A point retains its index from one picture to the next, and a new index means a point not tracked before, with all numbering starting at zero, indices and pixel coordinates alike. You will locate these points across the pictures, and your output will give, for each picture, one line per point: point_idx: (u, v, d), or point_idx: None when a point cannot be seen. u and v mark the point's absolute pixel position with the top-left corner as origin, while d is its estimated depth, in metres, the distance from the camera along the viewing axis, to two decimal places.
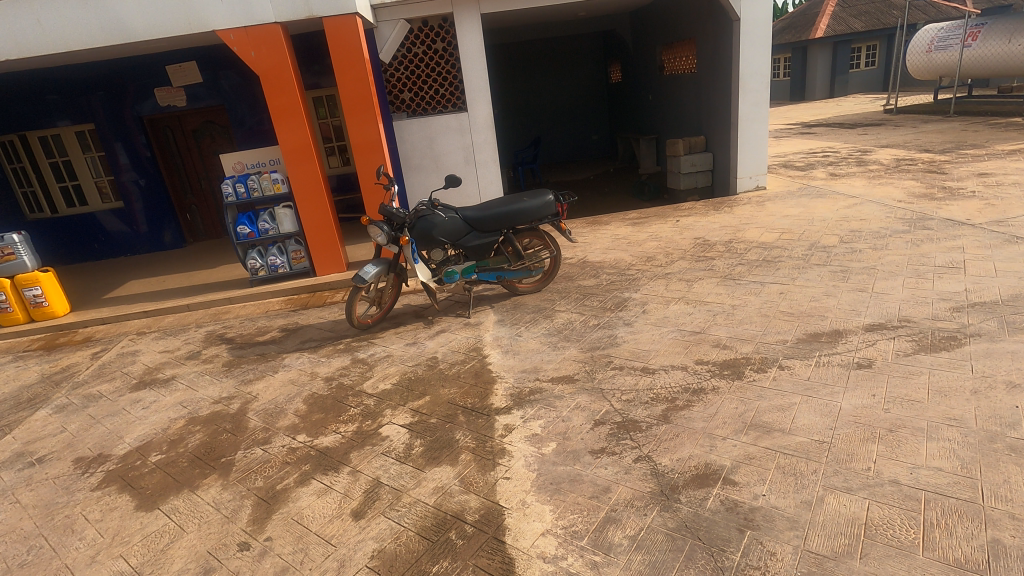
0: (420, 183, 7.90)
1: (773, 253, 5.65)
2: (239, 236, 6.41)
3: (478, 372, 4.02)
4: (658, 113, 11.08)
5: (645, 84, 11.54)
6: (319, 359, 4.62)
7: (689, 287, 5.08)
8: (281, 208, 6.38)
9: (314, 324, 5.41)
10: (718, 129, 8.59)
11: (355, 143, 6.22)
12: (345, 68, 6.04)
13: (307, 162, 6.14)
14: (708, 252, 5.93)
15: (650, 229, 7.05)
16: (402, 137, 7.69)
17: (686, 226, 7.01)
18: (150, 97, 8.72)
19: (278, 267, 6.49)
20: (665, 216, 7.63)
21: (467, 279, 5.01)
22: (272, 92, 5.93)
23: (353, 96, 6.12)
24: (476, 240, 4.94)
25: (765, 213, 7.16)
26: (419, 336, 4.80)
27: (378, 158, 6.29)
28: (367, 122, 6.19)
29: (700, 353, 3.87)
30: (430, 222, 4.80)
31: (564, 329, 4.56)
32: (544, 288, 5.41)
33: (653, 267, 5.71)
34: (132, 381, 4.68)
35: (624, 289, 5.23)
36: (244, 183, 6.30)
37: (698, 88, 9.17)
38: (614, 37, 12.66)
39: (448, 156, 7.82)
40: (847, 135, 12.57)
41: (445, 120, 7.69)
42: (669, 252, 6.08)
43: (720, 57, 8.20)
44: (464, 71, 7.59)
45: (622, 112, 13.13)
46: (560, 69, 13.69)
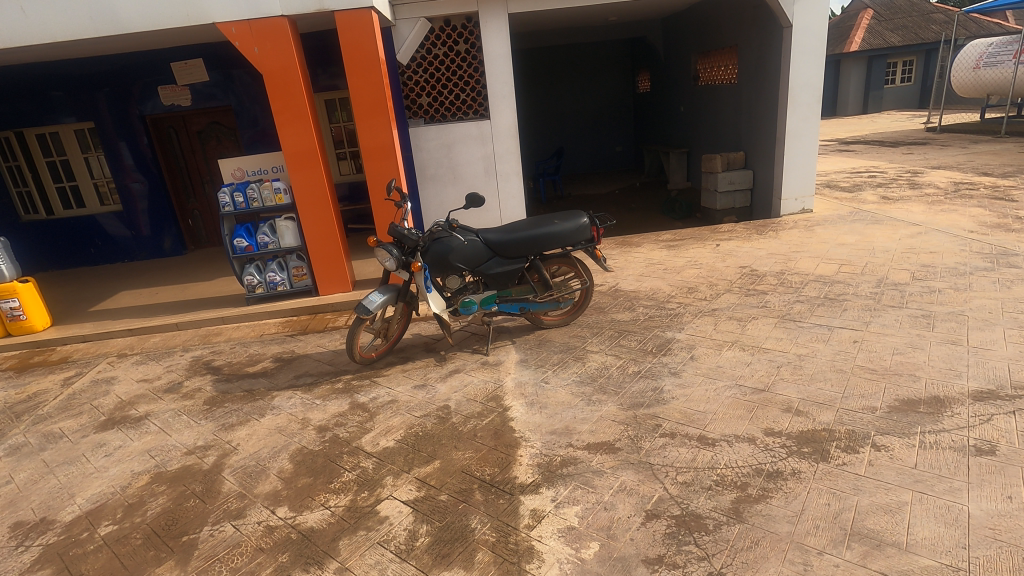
0: (435, 195, 7.31)
1: (835, 289, 4.96)
2: (235, 249, 5.79)
3: (499, 432, 3.36)
4: (690, 125, 10.39)
5: (678, 94, 10.84)
6: (313, 401, 3.99)
7: (742, 328, 4.39)
8: (283, 220, 5.75)
9: (311, 354, 4.79)
10: (762, 145, 7.90)
11: (366, 152, 5.61)
12: (356, 70, 5.44)
13: (313, 172, 5.56)
14: (758, 285, 5.25)
15: (689, 254, 6.38)
16: (418, 145, 7.11)
17: (728, 252, 6.34)
18: (154, 95, 8.22)
19: (278, 284, 5.89)
20: (703, 239, 6.96)
21: (487, 309, 4.39)
22: (275, 93, 5.36)
23: (365, 101, 5.51)
24: (499, 266, 4.29)
25: (817, 240, 6.46)
26: (430, 378, 4.14)
27: (391, 170, 5.68)
28: (379, 129, 5.58)
29: (769, 421, 3.18)
30: (446, 246, 4.15)
31: (599, 376, 3.89)
32: (571, 321, 4.76)
33: (696, 301, 5.04)
34: (101, 418, 4.08)
35: (666, 327, 4.56)
36: (243, 191, 5.69)
37: (739, 100, 8.49)
38: (644, 44, 12.03)
39: (468, 167, 7.22)
40: (891, 154, 11.82)
41: (466, 128, 7.09)
42: (713, 283, 5.41)
43: (767, 67, 7.51)
44: (487, 75, 6.97)
45: (650, 124, 12.47)
46: (585, 77, 13.09)
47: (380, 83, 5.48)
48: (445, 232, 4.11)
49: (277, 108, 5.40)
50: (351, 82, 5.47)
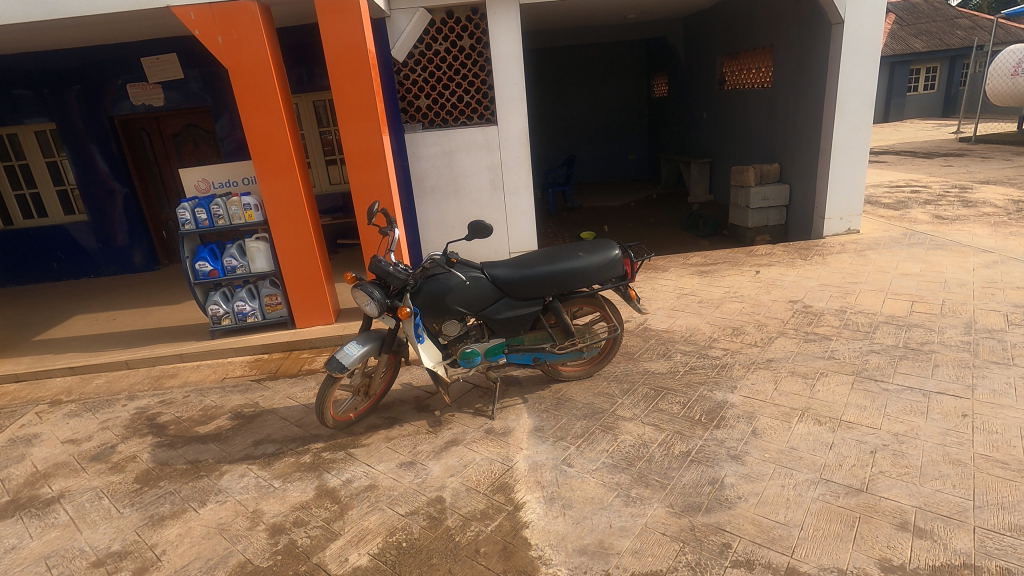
0: (434, 210, 6.46)
1: (914, 335, 4.09)
2: (197, 275, 4.92)
3: (510, 549, 2.49)
4: (714, 133, 9.55)
5: (701, 99, 10.00)
6: (271, 482, 3.13)
7: (811, 389, 3.53)
8: (253, 241, 4.88)
9: (278, 410, 3.93)
10: (802, 157, 7.05)
11: (352, 162, 4.75)
12: (340, 65, 4.58)
13: (289, 185, 4.72)
14: (817, 326, 4.39)
15: (725, 283, 5.53)
16: (416, 153, 6.27)
17: (771, 281, 5.49)
18: (122, 94, 7.38)
19: (247, 314, 5.05)
20: (738, 264, 6.11)
21: (492, 361, 3.55)
22: (242, 92, 4.52)
23: (350, 102, 4.65)
24: (509, 310, 3.43)
25: (874, 267, 5.60)
26: (420, 452, 3.27)
27: (381, 183, 4.81)
28: (367, 134, 4.72)
29: (881, 546, 2.31)
30: (443, 285, 3.29)
31: (638, 458, 3.02)
32: (595, 373, 3.91)
33: (743, 346, 4.19)
34: (3, 499, 3.22)
35: (714, 384, 3.69)
36: (207, 207, 4.81)
37: (774, 106, 7.64)
38: (663, 45, 11.20)
39: (471, 179, 6.38)
40: (929, 166, 10.97)
41: (469, 134, 6.25)
42: (761, 322, 4.56)
43: (812, 68, 6.65)
44: (495, 75, 6.12)
45: (667, 130, 11.64)
46: (597, 81, 12.28)
47: (367, 81, 4.61)
48: (443, 268, 3.24)
49: (245, 109, 4.55)
50: (333, 80, 4.61)
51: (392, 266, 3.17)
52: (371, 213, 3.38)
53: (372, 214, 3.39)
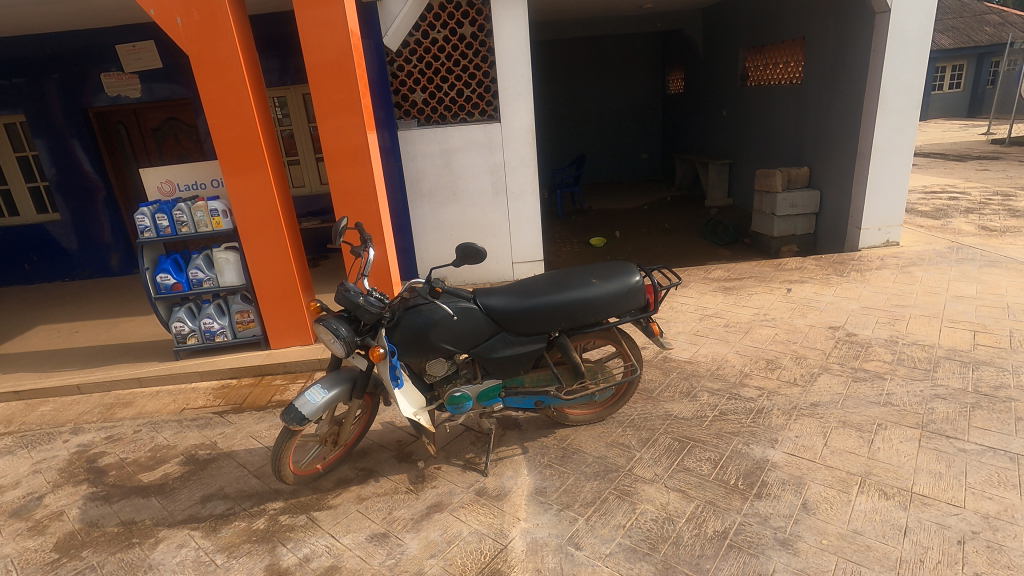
0: (430, 215, 5.88)
1: (985, 376, 3.47)
2: (159, 289, 4.36)
3: None
4: (736, 132, 8.91)
5: (722, 95, 9.34)
6: (213, 558, 2.57)
7: (869, 446, 2.94)
8: (221, 252, 4.32)
9: (237, 454, 3.37)
10: (836, 160, 6.41)
11: (333, 169, 4.17)
12: (319, 58, 4.00)
13: (261, 195, 4.15)
14: (866, 361, 3.79)
15: (753, 303, 4.93)
16: (411, 153, 5.69)
17: (805, 301, 4.88)
18: (95, 84, 6.81)
19: (215, 333, 4.50)
20: (766, 279, 5.51)
21: (487, 406, 2.99)
22: (207, 87, 3.95)
23: (332, 100, 4.07)
24: (507, 349, 2.85)
25: (922, 287, 4.98)
26: (395, 521, 2.69)
27: (367, 193, 4.22)
28: (349, 131, 4.12)
29: None
30: (426, 319, 2.71)
31: (662, 540, 2.44)
32: (607, 417, 3.33)
33: (781, 385, 3.59)
34: None
35: (751, 436, 3.10)
36: (169, 212, 4.24)
37: (804, 104, 6.99)
38: (680, 37, 10.54)
39: (471, 181, 5.79)
40: (964, 169, 10.28)
41: (470, 132, 5.66)
42: (800, 353, 3.97)
43: (851, 62, 5.99)
44: (498, 67, 5.53)
45: (683, 129, 11.00)
46: (609, 76, 11.64)
47: (350, 76, 4.03)
48: (428, 299, 2.64)
49: (211, 106, 3.98)
50: (312, 75, 4.03)
51: (364, 298, 2.58)
52: (337, 232, 2.77)
53: (337, 233, 2.78)
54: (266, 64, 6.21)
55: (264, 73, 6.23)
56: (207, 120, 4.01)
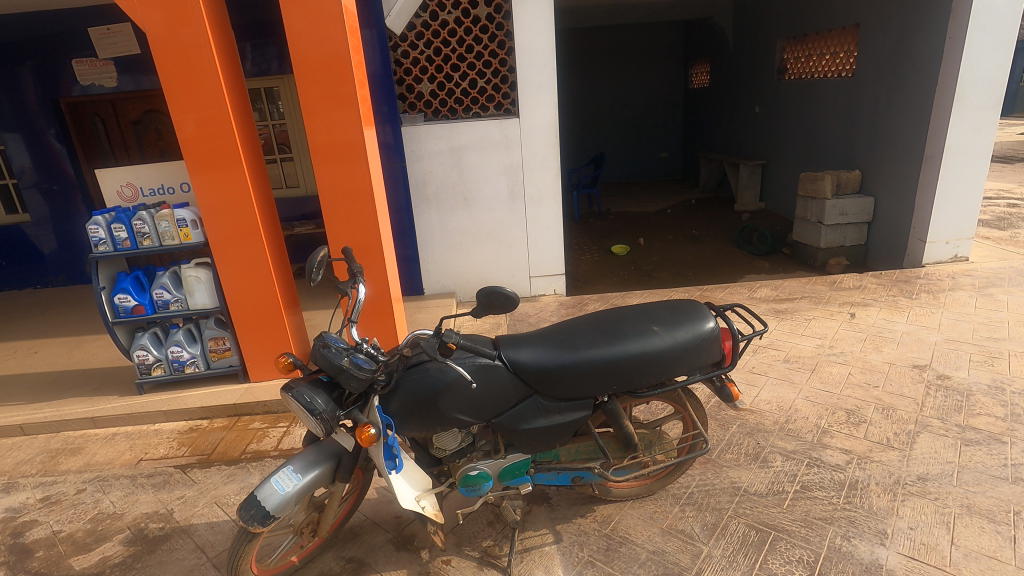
0: (438, 223, 5.20)
1: None
2: (116, 312, 3.69)
3: None
4: (771, 130, 8.16)
5: (755, 90, 8.58)
6: None
7: (1012, 548, 2.24)
8: (190, 269, 3.64)
9: (196, 532, 2.69)
10: (896, 162, 5.66)
11: (324, 177, 3.48)
12: (307, 43, 3.28)
13: (239, 207, 3.47)
14: (972, 416, 3.08)
15: (814, 331, 4.22)
16: (416, 152, 5.00)
17: (876, 330, 4.17)
18: (65, 71, 6.11)
19: (185, 363, 3.82)
20: (822, 300, 4.80)
21: (512, 486, 2.31)
22: (171, 75, 3.24)
23: (322, 95, 3.37)
24: (541, 418, 2.16)
25: (1012, 314, 4.26)
26: None
27: (366, 208, 3.54)
28: (342, 129, 3.42)
29: None
30: (436, 381, 2.02)
31: None
32: (659, 490, 2.64)
33: (873, 447, 2.89)
34: None
35: (850, 526, 2.40)
36: (128, 221, 3.56)
37: (857, 101, 6.26)
38: (707, 27, 9.78)
39: (484, 185, 5.10)
40: (1014, 171, 9.52)
41: (483, 129, 4.96)
42: (886, 401, 3.27)
43: (920, 51, 5.22)
44: (518, 55, 4.80)
45: (708, 125, 10.25)
46: (629, 68, 10.91)
47: (345, 67, 3.33)
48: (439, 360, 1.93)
49: (176, 98, 3.27)
50: (297, 63, 3.31)
51: (349, 359, 1.86)
52: (313, 265, 2.08)
53: (312, 268, 2.08)
54: (255, 50, 5.50)
55: (252, 60, 5.53)
56: (172, 116, 3.30)
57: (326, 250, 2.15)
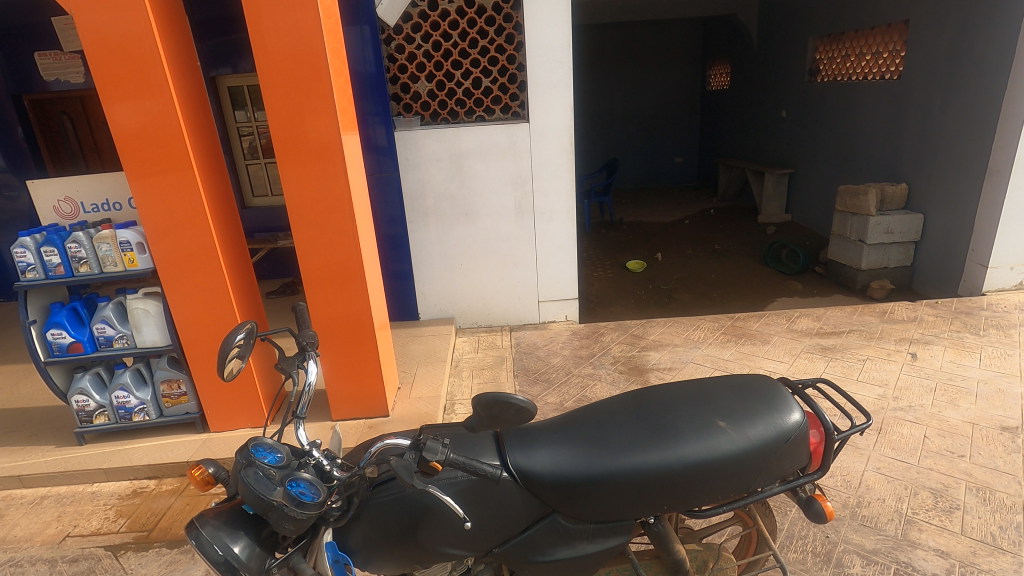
0: (436, 240, 4.61)
1: None
2: (49, 350, 3.10)
3: None
4: (801, 136, 7.53)
5: (782, 92, 7.95)
6: None
7: None
8: (136, 301, 3.06)
9: None
10: (952, 176, 5.02)
11: (294, 195, 2.89)
12: (271, 35, 2.68)
13: (194, 230, 2.89)
14: None
15: (872, 377, 3.61)
16: (412, 160, 4.42)
17: (945, 376, 3.56)
18: (27, 65, 5.52)
19: (133, 410, 3.23)
20: (874, 334, 4.19)
21: None
22: (105, 72, 2.64)
23: (290, 96, 2.77)
24: (563, 547, 1.55)
25: None
26: None
27: (346, 232, 2.97)
28: (314, 134, 2.82)
29: None
30: (419, 505, 1.43)
31: None
32: None
33: (978, 548, 2.28)
34: None
35: None
36: (61, 243, 2.98)
37: (904, 107, 5.63)
38: (730, 24, 9.16)
39: (489, 198, 4.51)
40: None
41: (488, 135, 4.37)
42: (979, 479, 2.66)
43: (986, 50, 4.58)
44: (528, 51, 4.20)
45: (727, 129, 9.63)
46: (643, 69, 10.31)
47: (319, 65, 2.73)
48: (417, 486, 1.30)
49: (112, 100, 2.68)
50: (260, 61, 2.72)
51: (284, 489, 1.26)
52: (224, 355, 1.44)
53: (227, 351, 1.46)
54: None
55: None
56: (109, 122, 2.72)
57: (250, 328, 1.53)
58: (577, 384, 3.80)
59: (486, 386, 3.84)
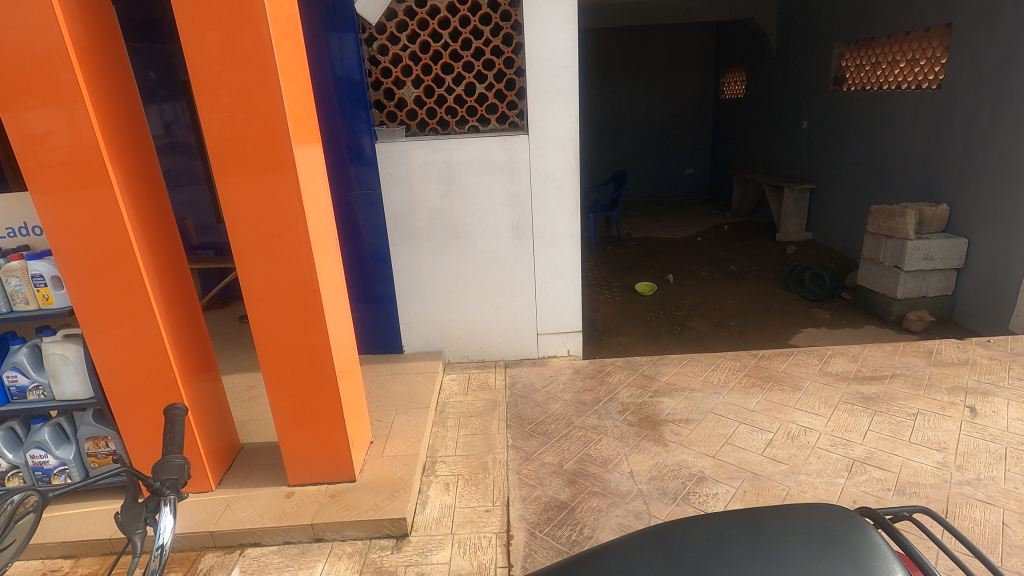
0: (422, 264, 4.09)
1: None
2: None
3: None
4: (824, 149, 6.99)
5: (803, 101, 7.42)
6: None
7: None
8: (52, 346, 2.55)
9: None
10: (1004, 197, 4.47)
11: (238, 222, 2.39)
12: (205, 30, 2.16)
13: (117, 263, 2.39)
14: None
15: (927, 438, 3.06)
16: (395, 176, 3.91)
17: (1014, 439, 3.01)
18: None
19: (52, 472, 2.72)
20: (922, 381, 3.64)
21: None
22: (4, 74, 2.16)
23: (230, 102, 2.25)
24: None
25: None
26: None
27: (301, 266, 2.45)
28: (260, 147, 2.30)
29: None
30: None
31: None
32: None
33: None
34: None
35: None
36: None
37: (946, 120, 5.10)
38: (746, 30, 8.65)
39: (482, 219, 4.00)
40: None
41: (482, 149, 3.87)
42: None
43: None
44: (528, 53, 3.69)
45: (742, 140, 9.10)
46: (652, 76, 9.82)
47: (266, 67, 2.20)
48: None
49: (12, 108, 2.19)
50: (194, 61, 2.20)
51: None
52: None
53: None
54: None
55: None
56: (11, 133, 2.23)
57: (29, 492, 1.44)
58: (579, 439, 3.26)
59: (474, 439, 3.30)
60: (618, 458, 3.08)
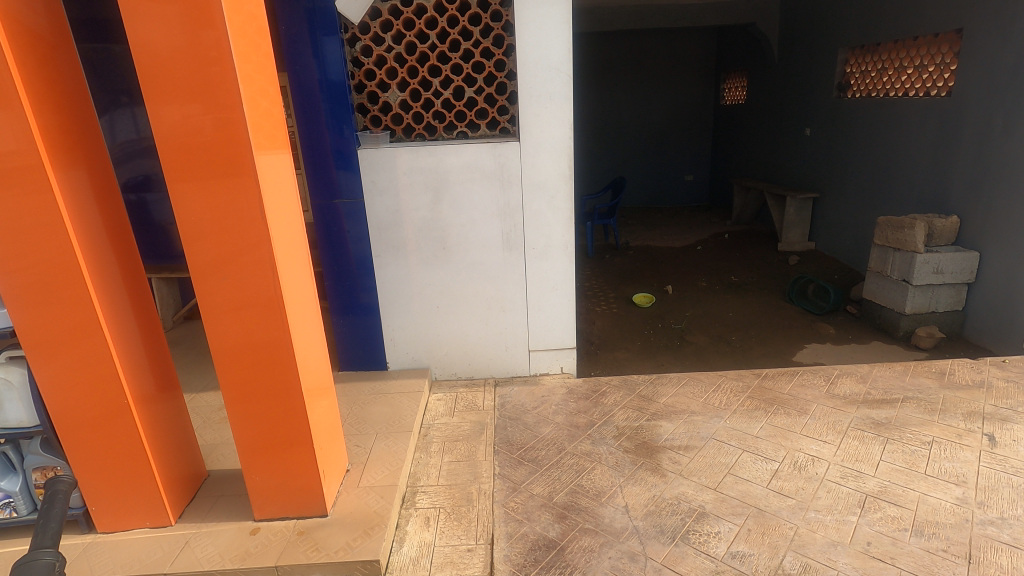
0: (407, 276, 3.88)
1: None
2: None
3: None
4: (828, 157, 6.80)
5: (806, 108, 7.23)
6: None
7: None
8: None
9: None
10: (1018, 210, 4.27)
11: (195, 238, 2.18)
12: (157, 26, 1.96)
13: (63, 280, 2.18)
14: None
15: (944, 470, 2.85)
16: (379, 183, 3.70)
17: None
18: None
19: None
20: (935, 405, 3.43)
21: None
22: None
23: (185, 105, 2.05)
24: None
25: None
26: None
27: (264, 285, 2.24)
28: (218, 155, 2.09)
29: None
30: None
31: None
32: None
33: None
34: None
35: None
36: None
37: (956, 128, 4.91)
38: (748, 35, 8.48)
39: (471, 229, 3.79)
40: None
41: (471, 155, 3.66)
42: None
43: None
44: (520, 55, 3.49)
45: (743, 147, 8.92)
46: (652, 81, 9.65)
47: (223, 66, 1.99)
48: None
49: None
50: (144, 60, 1.99)
51: None
52: None
53: None
54: None
55: None
56: None
57: None
58: (571, 468, 3.04)
59: (458, 467, 3.08)
60: (613, 489, 2.86)
